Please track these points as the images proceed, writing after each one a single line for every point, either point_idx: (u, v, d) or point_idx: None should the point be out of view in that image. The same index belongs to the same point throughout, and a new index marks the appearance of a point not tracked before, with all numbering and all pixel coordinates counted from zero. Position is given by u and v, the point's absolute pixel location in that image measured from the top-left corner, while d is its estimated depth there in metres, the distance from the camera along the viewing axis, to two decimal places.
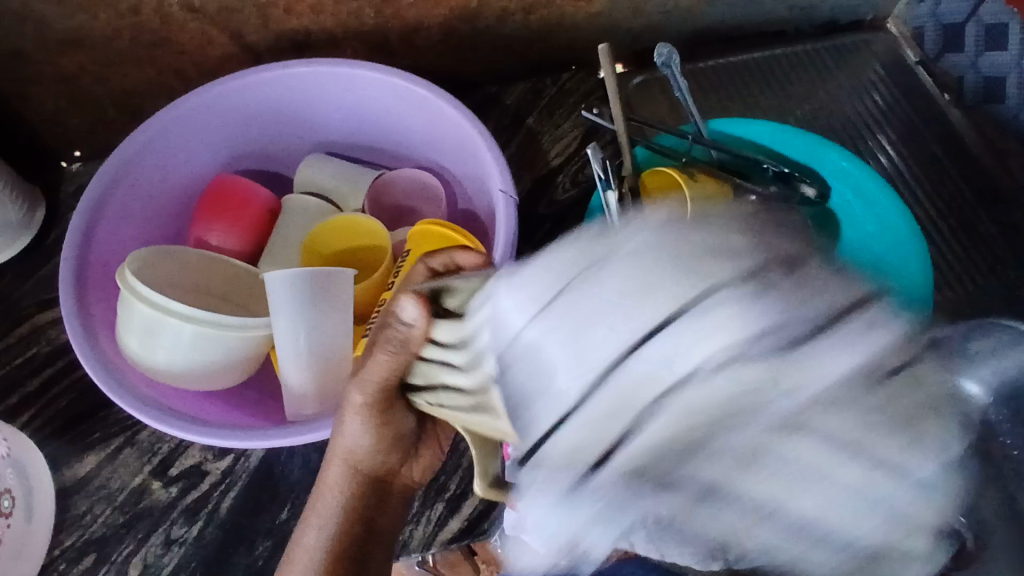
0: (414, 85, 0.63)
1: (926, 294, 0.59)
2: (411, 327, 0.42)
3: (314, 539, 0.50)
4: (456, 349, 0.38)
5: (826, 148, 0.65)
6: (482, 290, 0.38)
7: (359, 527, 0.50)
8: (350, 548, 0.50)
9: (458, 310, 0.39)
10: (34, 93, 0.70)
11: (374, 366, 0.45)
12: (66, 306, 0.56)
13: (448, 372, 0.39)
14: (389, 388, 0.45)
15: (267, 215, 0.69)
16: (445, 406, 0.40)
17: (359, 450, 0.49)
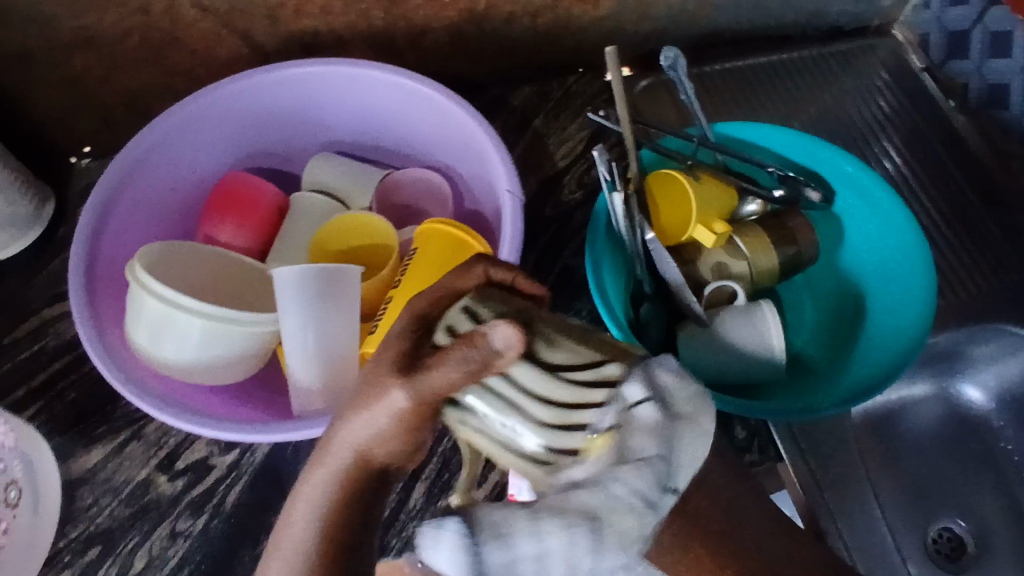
0: (422, 86, 0.64)
1: (928, 299, 0.59)
2: (502, 351, 0.31)
3: (284, 532, 0.34)
4: (541, 403, 0.31)
5: (833, 152, 0.64)
6: (604, 380, 0.32)
7: (361, 533, 0.35)
8: (346, 559, 0.34)
9: (563, 369, 0.32)
10: (46, 91, 0.70)
11: (433, 377, 0.32)
12: (76, 300, 0.56)
13: (511, 417, 0.32)
14: (432, 403, 0.33)
15: (275, 213, 0.69)
16: (480, 436, 0.33)
17: (373, 441, 0.34)
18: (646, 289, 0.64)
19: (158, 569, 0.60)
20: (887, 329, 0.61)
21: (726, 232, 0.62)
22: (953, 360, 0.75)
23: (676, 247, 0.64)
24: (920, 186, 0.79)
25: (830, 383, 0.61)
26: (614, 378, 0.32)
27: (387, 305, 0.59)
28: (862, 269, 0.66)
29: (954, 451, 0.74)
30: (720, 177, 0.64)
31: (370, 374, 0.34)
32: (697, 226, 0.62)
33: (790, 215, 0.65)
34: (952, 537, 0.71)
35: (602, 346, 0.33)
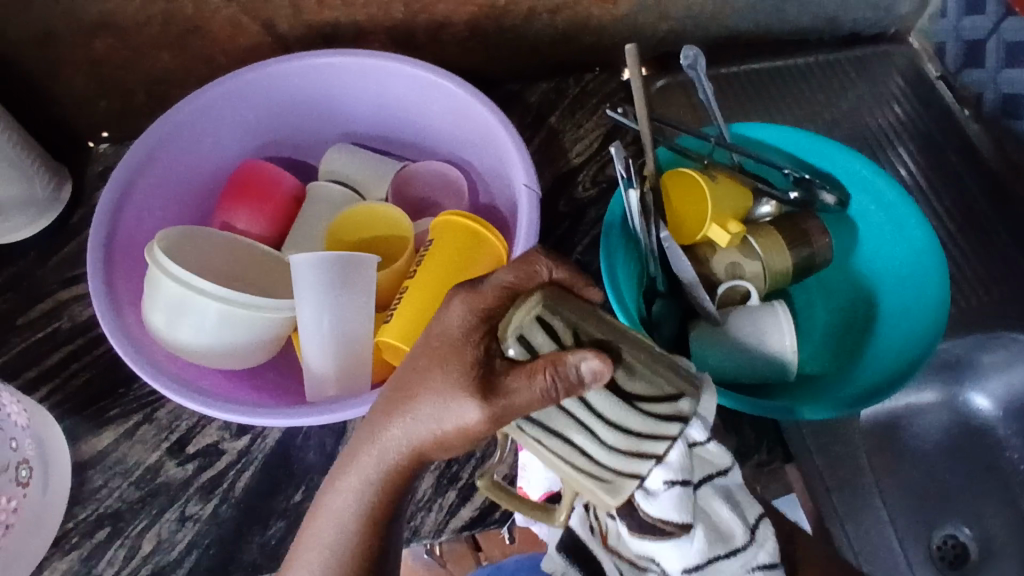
0: (441, 79, 0.64)
1: (942, 302, 0.59)
2: (589, 381, 0.29)
3: (339, 507, 0.41)
4: (613, 428, 0.30)
5: (848, 156, 0.64)
6: (678, 416, 0.31)
7: (398, 507, 0.41)
8: (382, 524, 0.41)
9: (641, 401, 0.30)
10: (67, 75, 0.71)
11: (506, 396, 0.32)
12: (94, 281, 0.57)
13: (580, 436, 0.31)
14: (500, 415, 0.33)
15: (292, 202, 0.70)
16: (544, 449, 0.31)
17: (426, 435, 0.38)
18: (660, 287, 0.63)
19: (167, 552, 0.60)
20: (903, 330, 0.61)
21: (740, 233, 0.62)
22: (962, 367, 0.75)
23: (692, 246, 0.64)
24: (933, 194, 0.79)
25: (848, 381, 0.61)
26: (687, 414, 0.31)
27: (403, 294, 0.59)
28: (876, 271, 0.66)
29: (962, 460, 0.74)
30: (735, 177, 0.65)
31: (443, 385, 0.37)
32: (712, 225, 0.61)
33: (805, 218, 0.65)
34: (957, 544, 0.71)
35: (680, 373, 0.31)
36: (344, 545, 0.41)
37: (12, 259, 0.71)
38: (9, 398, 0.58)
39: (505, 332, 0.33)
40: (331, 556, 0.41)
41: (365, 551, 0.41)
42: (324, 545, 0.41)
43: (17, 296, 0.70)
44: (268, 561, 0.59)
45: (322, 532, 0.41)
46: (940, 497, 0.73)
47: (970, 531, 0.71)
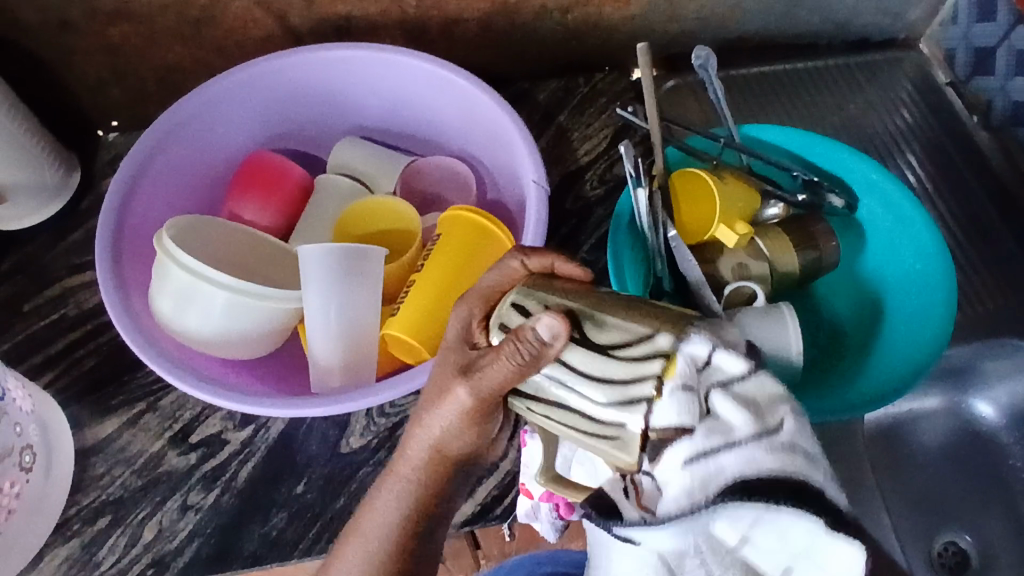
0: (452, 74, 0.64)
1: (948, 307, 0.60)
2: (548, 338, 0.35)
3: (383, 520, 0.46)
4: (599, 383, 0.35)
5: (857, 160, 0.65)
6: (657, 353, 0.34)
7: (433, 506, 0.46)
8: (420, 525, 0.46)
9: (614, 347, 0.35)
10: (79, 62, 0.71)
11: (491, 370, 0.38)
12: (102, 268, 0.57)
13: (574, 398, 0.36)
14: (499, 392, 0.39)
15: (301, 194, 0.70)
16: (553, 420, 0.37)
17: (443, 432, 0.44)
18: (666, 287, 0.61)
19: (168, 541, 0.60)
20: (908, 331, 0.62)
21: (747, 234, 0.62)
22: (966, 374, 0.75)
23: (697, 245, 0.63)
24: (940, 200, 0.79)
25: (852, 376, 0.61)
26: (666, 351, 0.34)
27: (410, 287, 0.59)
28: (883, 277, 0.65)
29: (964, 467, 0.74)
30: (744, 178, 0.65)
31: (439, 374, 0.43)
32: (719, 225, 0.61)
33: (812, 221, 0.65)
34: (958, 552, 0.71)
35: (651, 316, 0.35)
36: (388, 550, 0.45)
37: (20, 245, 0.71)
38: (13, 383, 0.58)
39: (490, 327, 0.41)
40: (376, 564, 0.46)
41: (407, 553, 0.46)
42: (365, 556, 0.45)
43: (24, 281, 0.70)
44: (269, 552, 0.59)
45: (366, 544, 0.46)
46: (941, 504, 0.73)
47: (971, 539, 0.71)
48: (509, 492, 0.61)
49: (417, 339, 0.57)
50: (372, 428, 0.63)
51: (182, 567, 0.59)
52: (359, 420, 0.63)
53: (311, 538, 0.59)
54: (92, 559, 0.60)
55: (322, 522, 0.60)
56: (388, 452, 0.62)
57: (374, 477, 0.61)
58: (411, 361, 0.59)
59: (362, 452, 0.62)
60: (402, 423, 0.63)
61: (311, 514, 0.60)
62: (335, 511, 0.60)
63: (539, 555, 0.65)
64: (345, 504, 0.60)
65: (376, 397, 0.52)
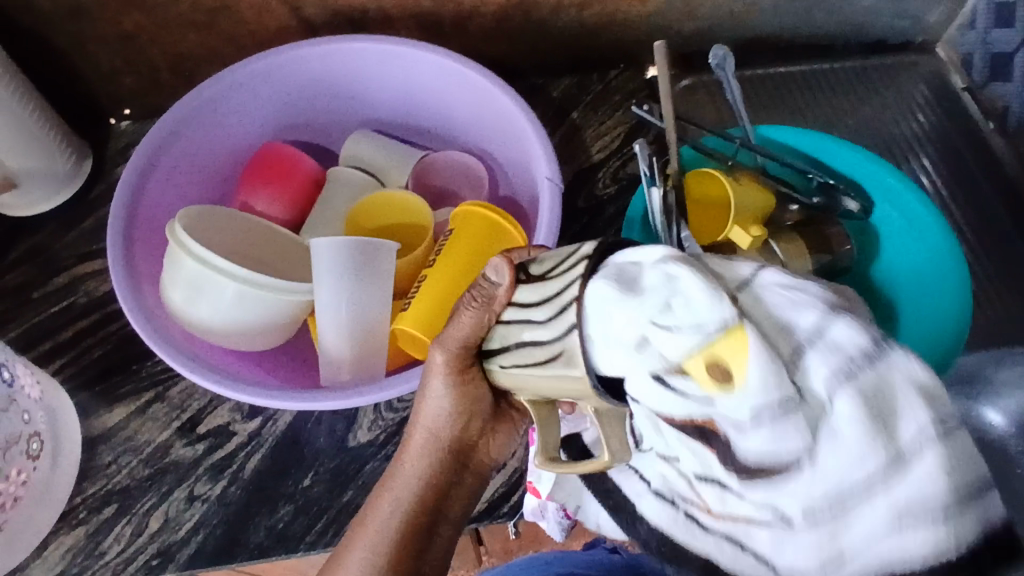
0: (467, 68, 0.64)
1: (964, 312, 0.59)
2: (498, 281, 0.38)
3: (385, 516, 0.46)
4: (539, 305, 0.35)
5: (875, 163, 0.65)
6: (578, 259, 0.34)
7: (433, 496, 0.47)
8: (421, 517, 0.46)
9: (550, 271, 0.35)
10: (93, 49, 0.71)
11: (456, 324, 0.40)
12: (114, 257, 0.57)
13: (527, 332, 0.35)
14: (470, 353, 0.41)
15: (312, 186, 0.70)
16: (520, 368, 0.36)
17: (439, 417, 0.46)
18: None
19: (174, 531, 0.60)
20: (919, 336, 0.61)
21: (762, 236, 0.61)
22: (976, 381, 0.74)
23: (711, 246, 0.62)
24: (954, 205, 0.78)
25: None
26: (589, 255, 0.33)
27: (422, 281, 0.59)
28: (896, 282, 0.65)
29: None
30: (758, 180, 0.64)
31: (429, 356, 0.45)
32: (734, 226, 0.60)
33: (827, 224, 0.64)
34: None
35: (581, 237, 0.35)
36: (388, 542, 0.46)
37: (31, 232, 0.71)
38: (22, 370, 0.58)
39: None
40: (377, 555, 0.46)
41: (409, 548, 0.46)
42: (369, 553, 0.46)
43: (35, 268, 0.70)
44: (276, 545, 0.59)
45: (368, 539, 0.46)
46: None
47: None
48: (516, 490, 0.60)
49: (428, 335, 0.57)
50: (380, 422, 0.63)
51: (188, 557, 0.59)
52: (367, 414, 0.63)
53: (318, 531, 0.59)
54: (97, 548, 0.60)
55: (329, 515, 0.60)
56: (395, 446, 0.62)
57: (380, 471, 0.61)
58: (419, 357, 0.60)
59: (369, 446, 0.62)
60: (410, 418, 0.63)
61: (318, 507, 0.60)
62: (342, 504, 0.60)
63: (546, 555, 0.65)
64: (352, 497, 0.60)
65: (387, 392, 0.52)
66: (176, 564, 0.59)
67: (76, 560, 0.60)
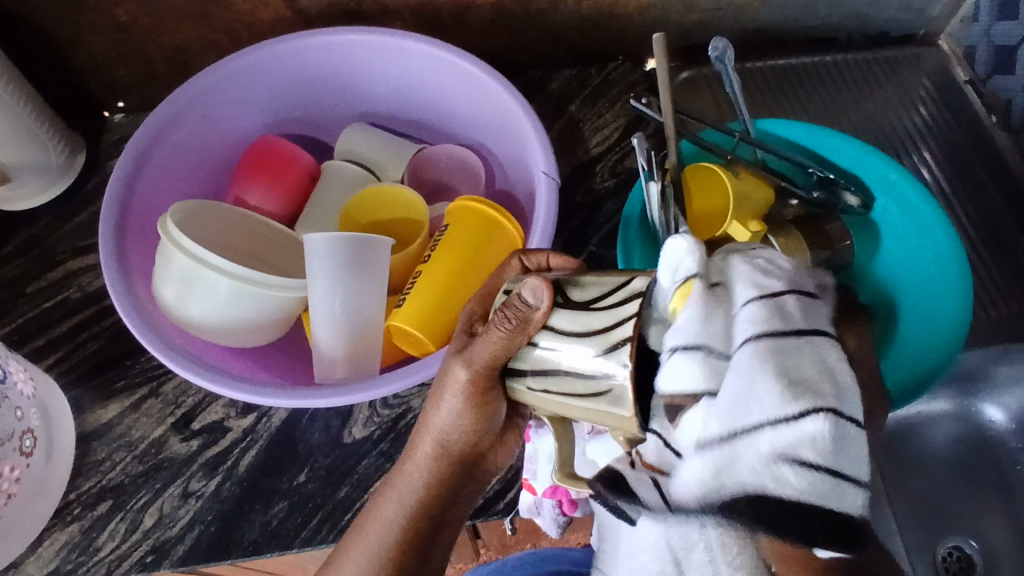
0: (463, 61, 0.63)
1: (965, 308, 0.59)
2: (531, 303, 0.37)
3: (386, 520, 0.46)
4: (582, 337, 0.35)
5: (879, 158, 0.63)
6: (632, 296, 0.34)
7: (437, 506, 0.46)
8: (423, 527, 0.46)
9: (595, 303, 0.35)
10: (86, 40, 0.70)
11: (484, 343, 0.39)
12: (106, 254, 0.56)
13: (567, 363, 0.36)
14: (494, 369, 0.40)
15: (306, 181, 0.69)
16: (550, 395, 0.37)
17: (450, 429, 0.45)
18: None
19: (168, 527, 0.60)
20: (914, 339, 0.61)
21: (761, 231, 0.60)
22: (971, 381, 0.73)
23: None
24: (956, 201, 0.78)
25: None
26: (642, 291, 0.34)
27: (418, 277, 0.58)
28: (898, 278, 0.64)
29: (970, 472, 0.74)
30: (758, 174, 0.63)
31: (444, 364, 0.44)
32: (733, 221, 0.60)
33: (826, 220, 0.64)
34: (962, 557, 0.71)
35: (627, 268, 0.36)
36: (388, 549, 0.45)
37: (24, 226, 0.71)
38: (15, 366, 0.57)
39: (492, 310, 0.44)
40: (377, 561, 0.45)
41: (407, 554, 0.45)
42: (368, 556, 0.45)
43: (28, 262, 0.69)
44: (270, 542, 0.59)
45: (369, 543, 0.46)
46: (946, 508, 0.73)
47: (975, 544, 0.71)
48: (510, 488, 0.60)
49: (423, 332, 0.56)
50: (375, 419, 0.63)
51: (183, 553, 0.59)
52: (362, 410, 0.63)
53: (312, 527, 0.59)
54: (92, 544, 0.60)
55: (324, 512, 0.59)
56: (390, 443, 0.62)
57: (376, 468, 0.61)
58: (413, 352, 0.59)
59: (364, 443, 0.62)
60: (404, 415, 0.62)
61: (312, 505, 0.60)
62: (337, 501, 0.60)
63: (543, 551, 0.65)
64: (347, 494, 0.60)
65: (379, 390, 0.51)
66: (171, 560, 0.59)
67: (71, 556, 0.59)
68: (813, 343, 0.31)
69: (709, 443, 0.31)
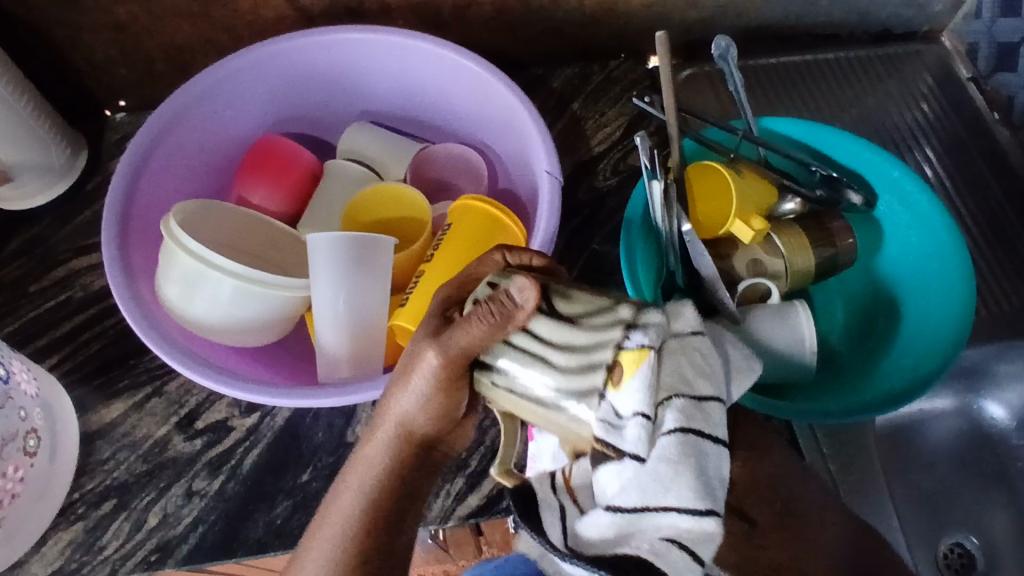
0: (465, 59, 0.63)
1: (967, 306, 0.58)
2: (518, 301, 0.37)
3: (347, 507, 0.44)
4: (561, 348, 0.36)
5: (881, 156, 0.63)
6: (618, 323, 0.36)
7: (398, 492, 0.45)
8: (384, 514, 0.44)
9: (578, 319, 0.36)
10: (87, 39, 0.70)
11: (462, 332, 0.38)
12: (109, 253, 0.56)
13: (537, 366, 0.36)
14: (468, 359, 0.39)
15: (309, 180, 0.69)
16: (514, 394, 0.38)
17: (413, 412, 0.44)
18: (678, 282, 0.59)
19: (173, 526, 0.60)
20: (917, 337, 0.61)
21: (763, 230, 0.60)
22: (977, 377, 0.74)
23: (713, 240, 0.62)
24: (959, 197, 0.78)
25: (865, 382, 0.60)
26: (628, 320, 0.36)
27: (420, 277, 0.58)
28: (898, 274, 0.64)
29: (973, 468, 0.74)
30: (760, 173, 0.63)
31: (415, 345, 0.42)
32: (735, 220, 0.60)
33: (829, 218, 0.64)
34: (964, 553, 0.71)
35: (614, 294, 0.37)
36: (352, 536, 0.44)
37: (26, 226, 0.71)
38: (19, 366, 0.57)
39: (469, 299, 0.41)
40: (336, 554, 0.43)
41: (367, 546, 0.44)
42: (328, 546, 0.44)
43: (30, 262, 0.69)
44: (274, 540, 0.59)
45: (331, 532, 0.44)
46: (948, 504, 0.73)
47: (977, 541, 0.72)
48: None
49: None
50: None
51: (187, 553, 0.59)
52: (365, 409, 0.63)
53: None
54: (96, 544, 0.60)
55: None
56: None
57: None
58: None
59: None
60: None
61: (316, 504, 0.60)
62: None
63: None
64: None
65: (382, 389, 0.51)
66: (175, 560, 0.59)
67: (75, 555, 0.59)
68: (719, 450, 0.37)
69: (618, 506, 0.37)
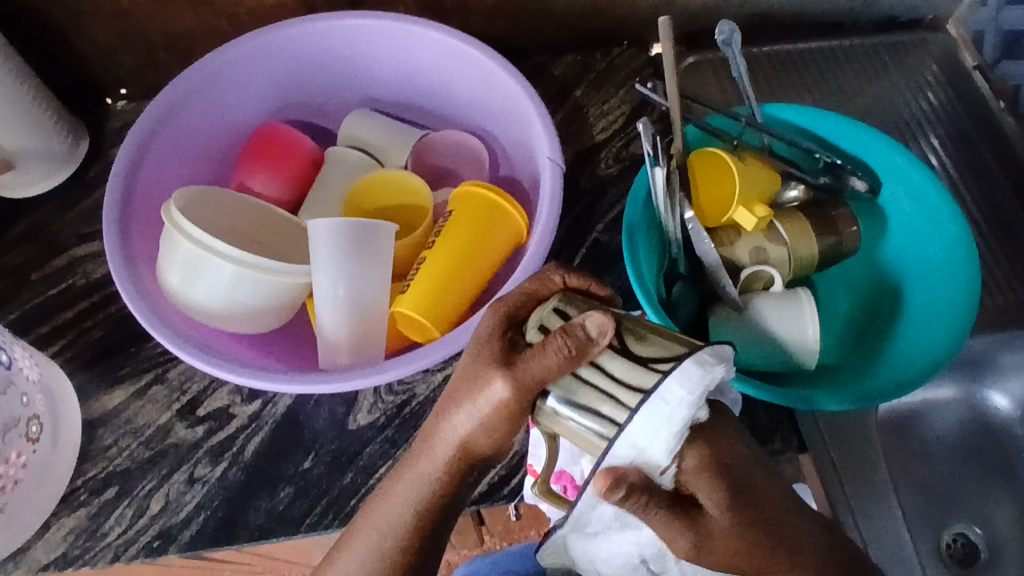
0: (467, 45, 0.63)
1: (971, 296, 0.58)
2: (595, 332, 0.36)
3: (396, 514, 0.42)
4: (627, 387, 0.34)
5: (885, 143, 0.62)
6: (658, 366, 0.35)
7: (445, 503, 0.43)
8: (432, 521, 0.43)
9: (654, 360, 0.35)
10: (86, 26, 0.70)
11: (535, 362, 0.37)
12: (110, 240, 0.56)
13: (608, 406, 0.35)
14: (536, 390, 0.37)
15: (311, 168, 0.69)
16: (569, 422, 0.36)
17: (470, 433, 0.41)
18: (680, 269, 0.61)
19: (174, 513, 0.60)
20: (919, 326, 0.60)
21: (767, 217, 0.60)
22: (980, 367, 0.74)
23: (714, 228, 0.62)
24: (965, 187, 0.77)
25: (866, 371, 0.60)
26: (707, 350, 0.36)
27: (420, 265, 0.58)
28: (904, 263, 0.64)
29: (976, 458, 0.74)
30: (765, 159, 0.63)
31: (476, 368, 0.40)
32: (738, 207, 0.60)
33: (833, 205, 0.64)
34: (967, 544, 0.71)
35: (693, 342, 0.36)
36: (394, 544, 0.42)
37: (26, 214, 0.71)
38: (20, 352, 0.58)
39: (529, 325, 0.40)
40: (380, 561, 0.42)
41: (410, 553, 0.43)
42: (372, 551, 0.42)
43: (31, 249, 0.69)
44: (275, 527, 0.59)
45: (368, 541, 0.43)
46: (952, 497, 0.73)
47: (980, 530, 0.71)
48: (516, 473, 0.60)
49: (427, 318, 0.56)
50: (380, 405, 0.63)
51: (189, 538, 0.59)
52: (366, 397, 0.63)
53: (317, 514, 0.59)
54: (98, 530, 0.60)
55: (328, 499, 0.59)
56: (395, 429, 0.62)
57: (380, 455, 0.61)
58: (419, 339, 0.59)
59: (369, 429, 0.62)
60: (409, 401, 0.63)
61: (318, 490, 0.60)
62: (342, 487, 0.60)
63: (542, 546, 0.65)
64: (352, 480, 0.60)
65: (382, 376, 0.51)
66: (177, 545, 0.59)
67: (77, 541, 0.59)
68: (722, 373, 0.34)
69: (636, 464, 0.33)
